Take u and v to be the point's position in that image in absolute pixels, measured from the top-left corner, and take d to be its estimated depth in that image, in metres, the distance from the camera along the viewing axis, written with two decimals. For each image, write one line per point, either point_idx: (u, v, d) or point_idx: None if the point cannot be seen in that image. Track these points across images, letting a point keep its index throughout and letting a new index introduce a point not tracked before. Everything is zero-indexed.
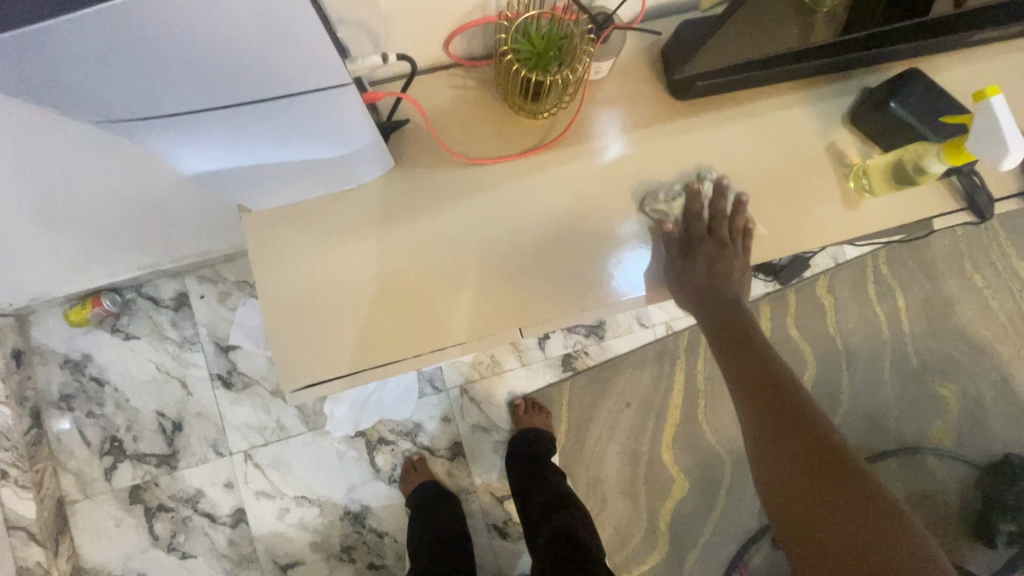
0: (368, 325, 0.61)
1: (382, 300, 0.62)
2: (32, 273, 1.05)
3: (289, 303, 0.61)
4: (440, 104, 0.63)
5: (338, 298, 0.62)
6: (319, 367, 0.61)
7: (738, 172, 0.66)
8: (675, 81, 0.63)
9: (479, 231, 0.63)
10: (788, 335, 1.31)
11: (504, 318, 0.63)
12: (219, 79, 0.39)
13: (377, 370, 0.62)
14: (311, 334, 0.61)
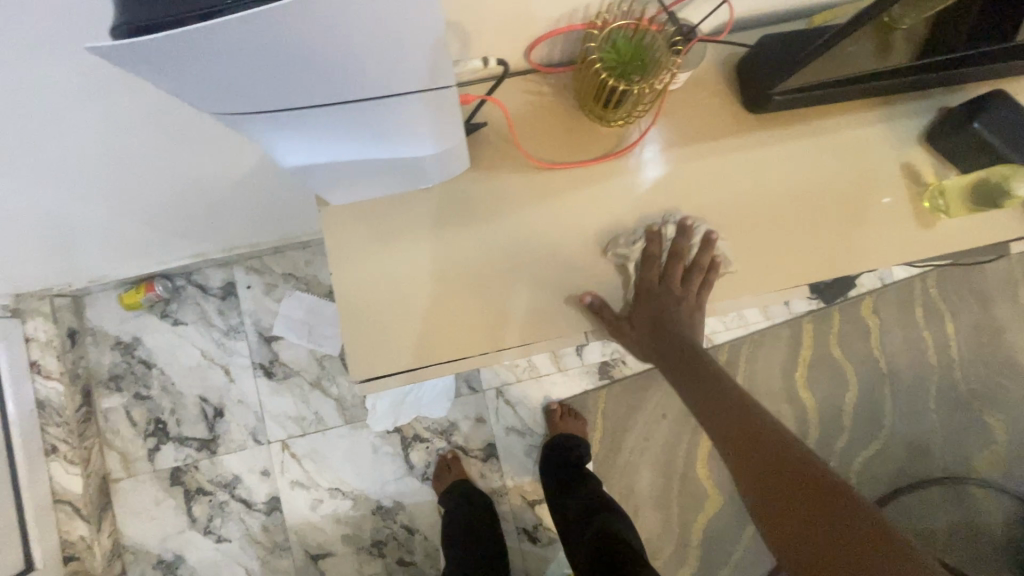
0: (425, 326, 0.63)
1: (447, 299, 0.63)
2: (93, 257, 1.09)
3: (351, 300, 0.62)
4: (515, 109, 0.64)
5: (398, 297, 0.63)
6: (383, 361, 0.62)
7: (805, 190, 0.65)
8: (752, 94, 0.63)
9: (544, 237, 0.64)
10: (831, 355, 1.29)
11: (555, 324, 0.64)
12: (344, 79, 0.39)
13: (431, 369, 0.64)
14: (372, 333, 0.62)
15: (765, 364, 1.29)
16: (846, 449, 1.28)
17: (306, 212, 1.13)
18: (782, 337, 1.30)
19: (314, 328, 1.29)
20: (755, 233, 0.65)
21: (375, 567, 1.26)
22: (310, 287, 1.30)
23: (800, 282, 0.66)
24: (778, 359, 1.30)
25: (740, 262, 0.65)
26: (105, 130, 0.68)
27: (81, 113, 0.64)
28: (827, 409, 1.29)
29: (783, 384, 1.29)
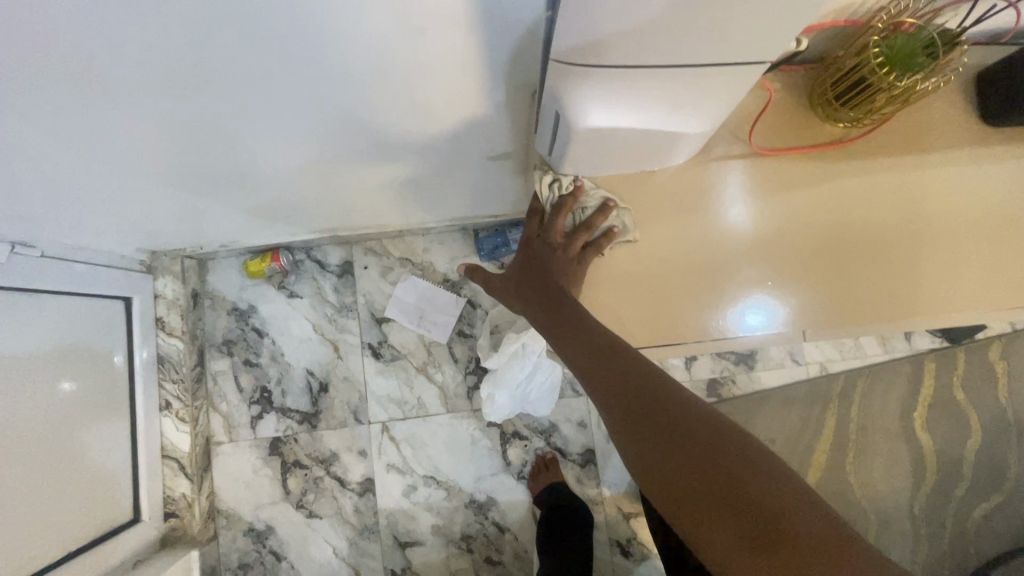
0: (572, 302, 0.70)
1: (646, 291, 0.67)
2: (237, 220, 1.12)
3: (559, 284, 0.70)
4: (746, 104, 0.65)
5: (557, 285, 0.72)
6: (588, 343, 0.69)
7: (996, 215, 0.65)
8: (993, 107, 0.62)
9: (740, 238, 0.66)
10: (954, 397, 1.24)
11: (658, 330, 0.67)
12: (715, 41, 0.40)
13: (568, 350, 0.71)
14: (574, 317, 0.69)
15: (883, 400, 1.25)
16: (963, 497, 1.22)
17: (445, 202, 1.14)
18: (903, 373, 1.25)
19: (426, 314, 1.31)
20: (934, 255, 0.65)
21: (463, 562, 1.24)
22: (425, 273, 1.32)
23: (944, 314, 0.66)
24: (898, 395, 1.25)
25: (921, 282, 0.66)
26: (327, 109, 0.69)
27: (316, 99, 0.66)
28: (946, 453, 1.23)
29: (901, 423, 1.24)
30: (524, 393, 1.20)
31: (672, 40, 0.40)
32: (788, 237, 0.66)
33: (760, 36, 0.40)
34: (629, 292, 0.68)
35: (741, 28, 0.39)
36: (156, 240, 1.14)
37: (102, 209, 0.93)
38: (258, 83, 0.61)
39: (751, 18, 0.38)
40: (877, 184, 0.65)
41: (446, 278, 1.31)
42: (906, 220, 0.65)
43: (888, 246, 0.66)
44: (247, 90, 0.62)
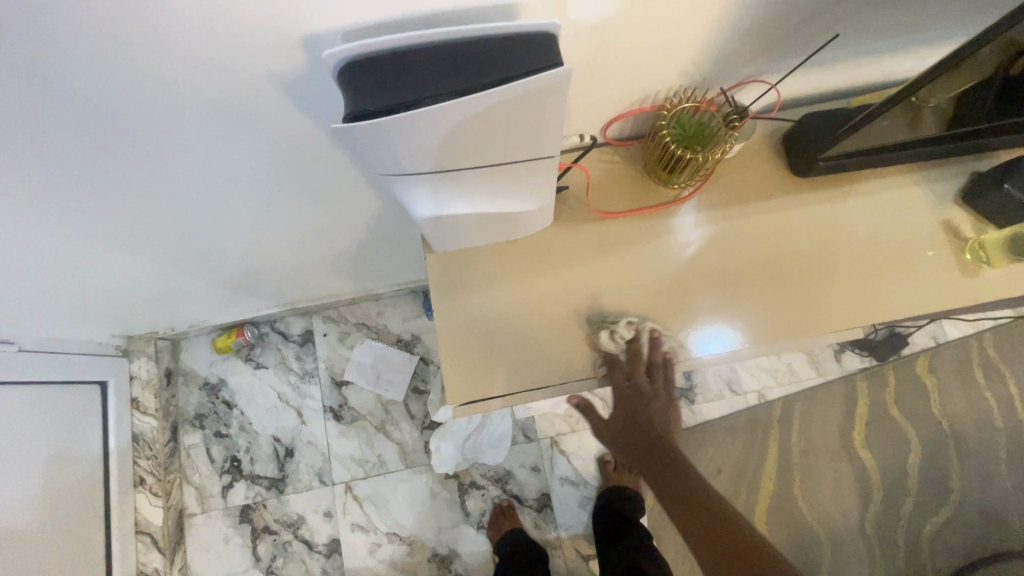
0: (494, 347, 0.71)
1: (560, 327, 0.72)
2: (198, 303, 1.23)
3: (479, 320, 0.72)
4: (593, 175, 0.76)
5: (475, 340, 0.72)
6: (505, 378, 0.71)
7: (870, 242, 0.73)
8: (798, 162, 0.73)
9: (649, 274, 0.73)
10: (890, 414, 1.29)
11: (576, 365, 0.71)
12: (493, 149, 0.50)
13: (506, 398, 0.71)
14: (494, 353, 0.71)
15: (821, 422, 1.29)
16: (913, 513, 1.25)
17: (386, 270, 1.26)
18: (838, 394, 1.31)
19: (382, 374, 1.40)
20: (828, 277, 0.72)
21: None
22: (379, 336, 1.41)
23: (863, 322, 0.71)
24: (835, 416, 1.30)
25: (818, 302, 0.71)
26: (248, 207, 0.81)
27: (232, 200, 0.77)
28: (890, 470, 1.27)
29: (842, 444, 1.28)
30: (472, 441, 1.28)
31: (458, 156, 0.50)
32: (694, 266, 0.73)
33: (528, 138, 0.50)
34: (555, 327, 0.72)
35: (507, 139, 0.49)
36: (126, 327, 1.25)
37: (66, 306, 1.03)
38: (177, 195, 0.72)
39: (509, 132, 0.48)
40: (724, 228, 0.74)
41: (399, 339, 1.41)
42: (793, 246, 0.73)
43: (781, 269, 0.73)
44: (169, 201, 0.74)
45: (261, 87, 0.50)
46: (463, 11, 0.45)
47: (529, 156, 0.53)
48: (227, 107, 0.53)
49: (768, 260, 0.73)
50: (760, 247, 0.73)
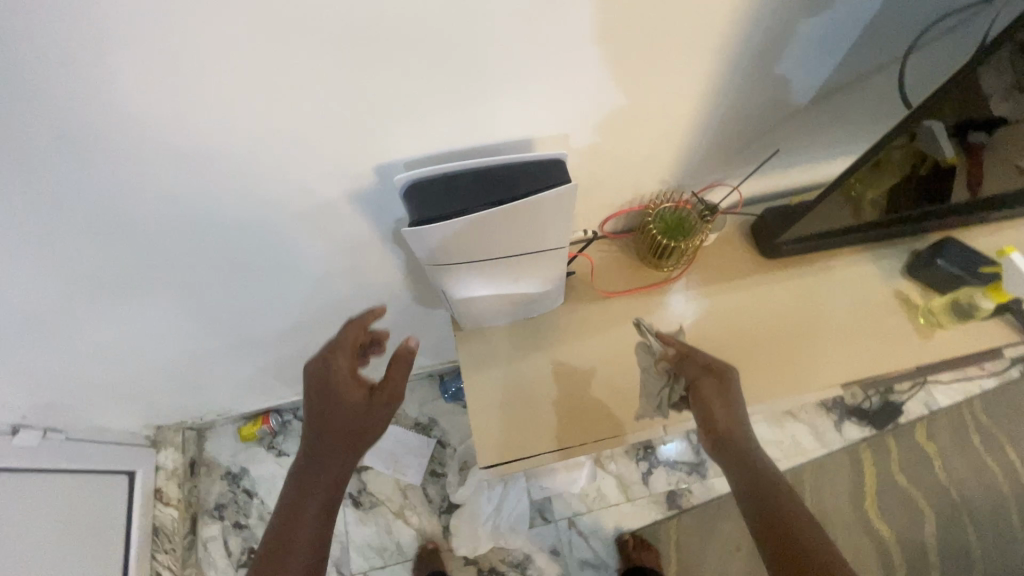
0: (524, 413, 0.81)
1: (580, 392, 0.82)
2: (230, 390, 1.31)
3: (508, 389, 0.82)
4: (594, 262, 0.90)
5: (507, 408, 0.81)
6: (535, 441, 0.79)
7: (841, 308, 0.85)
8: (765, 245, 0.87)
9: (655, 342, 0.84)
10: (898, 482, 1.32)
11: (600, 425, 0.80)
12: (519, 243, 0.64)
13: (543, 458, 0.80)
14: (525, 418, 0.81)
15: (832, 493, 1.32)
16: None
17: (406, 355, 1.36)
18: (844, 464, 1.34)
19: (400, 458, 1.42)
20: (812, 340, 0.83)
21: None
22: (398, 420, 1.47)
23: (846, 379, 0.82)
24: (845, 486, 1.32)
25: (807, 362, 0.82)
26: (297, 295, 0.93)
27: (287, 290, 0.90)
28: (909, 541, 1.27)
29: (855, 515, 1.30)
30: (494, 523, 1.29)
31: (492, 249, 0.64)
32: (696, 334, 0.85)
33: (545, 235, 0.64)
34: (577, 391, 0.82)
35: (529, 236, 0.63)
36: (159, 416, 1.32)
37: (114, 389, 1.12)
38: (242, 287, 0.85)
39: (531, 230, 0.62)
40: (711, 303, 0.86)
41: (417, 422, 1.47)
42: (776, 316, 0.85)
43: (767, 336, 0.84)
44: (233, 292, 0.86)
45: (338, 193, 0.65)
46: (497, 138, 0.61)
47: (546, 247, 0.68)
48: (306, 207, 0.66)
49: (756, 329, 0.84)
50: (746, 317, 0.85)
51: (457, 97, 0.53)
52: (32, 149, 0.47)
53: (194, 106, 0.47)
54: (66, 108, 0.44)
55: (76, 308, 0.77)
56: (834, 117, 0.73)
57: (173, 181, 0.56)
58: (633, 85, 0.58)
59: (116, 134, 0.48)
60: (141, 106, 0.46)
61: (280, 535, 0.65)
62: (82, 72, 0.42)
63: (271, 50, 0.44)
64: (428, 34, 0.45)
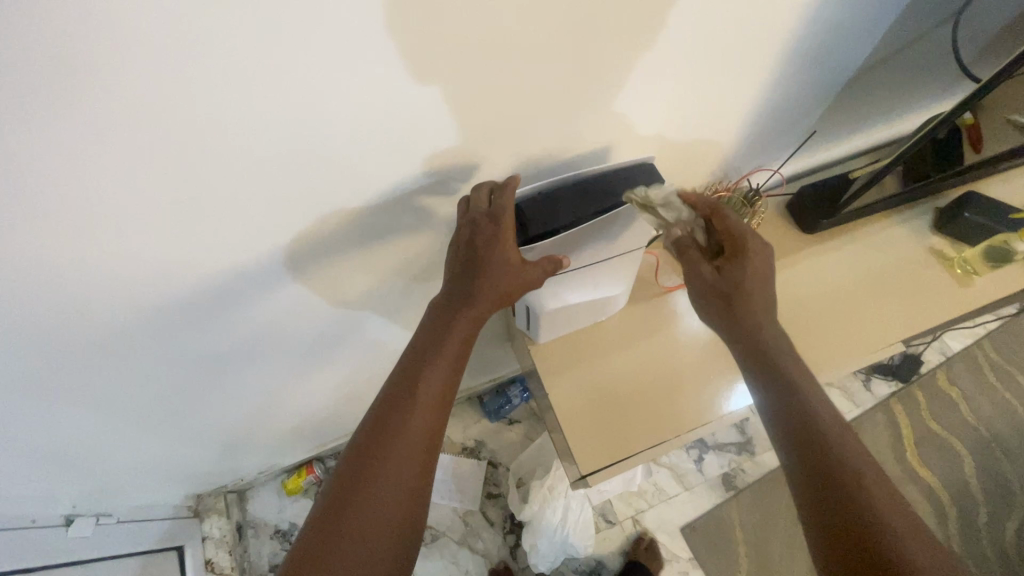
0: (616, 413, 0.81)
1: (664, 385, 0.84)
2: (276, 444, 1.27)
3: (595, 392, 0.83)
4: (649, 260, 0.93)
5: (599, 412, 0.81)
6: (633, 439, 0.80)
7: (888, 269, 0.90)
8: (807, 222, 0.91)
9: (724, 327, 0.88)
10: (932, 429, 1.39)
11: (691, 412, 0.83)
12: (608, 240, 0.67)
13: (644, 454, 0.80)
14: (618, 419, 0.81)
15: (875, 449, 1.38)
16: (990, 521, 1.30)
17: None
18: (881, 420, 1.41)
19: (454, 487, 1.40)
20: (871, 302, 0.88)
21: None
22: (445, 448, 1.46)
23: (910, 333, 0.86)
24: (886, 441, 1.39)
25: (871, 323, 0.86)
26: (360, 333, 0.92)
27: (351, 329, 0.89)
28: (953, 482, 1.34)
29: (900, 466, 1.36)
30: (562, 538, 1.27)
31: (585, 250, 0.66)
32: None
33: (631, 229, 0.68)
34: (663, 385, 0.84)
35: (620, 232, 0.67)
36: (203, 482, 1.27)
37: (163, 459, 1.07)
38: (311, 331, 0.83)
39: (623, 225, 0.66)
40: (769, 281, 0.90)
41: (464, 447, 1.45)
42: (832, 285, 0.89)
43: (829, 304, 0.88)
44: (299, 338, 0.84)
45: (428, 217, 0.66)
46: (580, 143, 0.64)
47: (628, 243, 0.70)
48: (394, 237, 0.67)
49: (818, 299, 0.88)
50: (806, 290, 0.89)
51: (552, 110, 0.56)
52: (162, 206, 0.48)
53: (322, 150, 0.49)
54: (206, 164, 0.45)
55: (150, 373, 0.74)
56: (864, 93, 0.80)
57: (280, 226, 0.56)
58: (703, 77, 0.62)
59: (242, 184, 0.49)
60: (274, 155, 0.47)
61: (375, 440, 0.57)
62: (230, 128, 0.43)
63: (405, 88, 0.46)
64: (544, 52, 0.49)
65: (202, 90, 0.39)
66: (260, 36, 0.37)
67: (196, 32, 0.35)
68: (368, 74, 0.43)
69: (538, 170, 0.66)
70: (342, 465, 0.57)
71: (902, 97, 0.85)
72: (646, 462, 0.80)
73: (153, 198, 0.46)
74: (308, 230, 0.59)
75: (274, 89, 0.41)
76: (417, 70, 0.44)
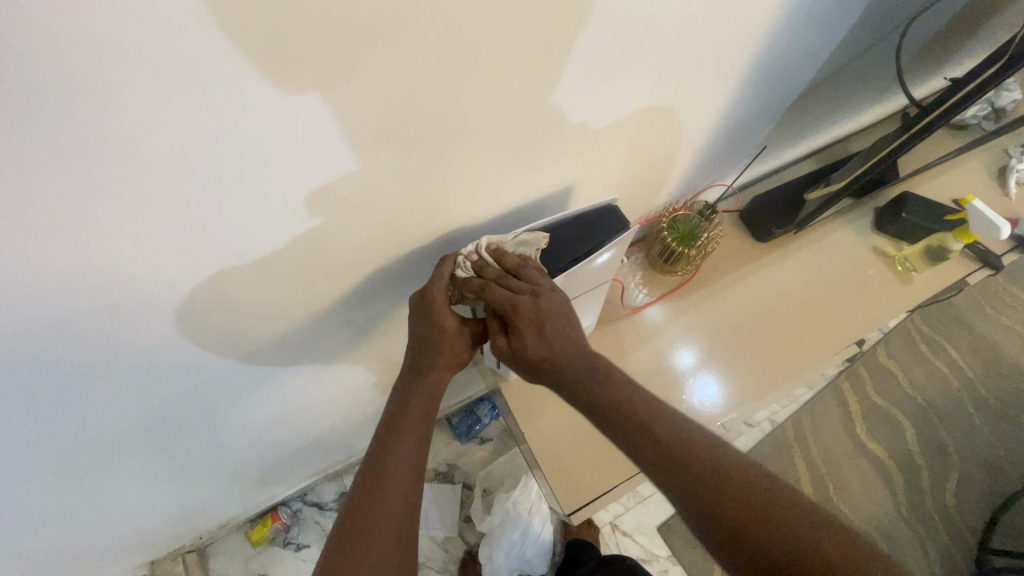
0: (594, 444, 0.80)
1: None
2: (236, 500, 1.18)
3: (569, 425, 0.81)
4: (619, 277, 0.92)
5: (576, 445, 0.80)
6: (612, 469, 0.79)
7: (835, 273, 0.93)
8: (758, 232, 0.93)
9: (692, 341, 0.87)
10: (877, 403, 1.49)
11: None
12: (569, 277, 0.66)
13: (625, 482, 0.80)
14: (593, 452, 0.80)
15: (829, 427, 1.46)
16: (932, 483, 1.41)
17: None
18: (831, 400, 1.49)
19: (431, 515, 1.36)
20: (822, 306, 0.91)
21: None
22: None
23: (860, 332, 0.89)
24: (837, 419, 1.47)
25: (826, 326, 0.89)
26: (322, 383, 0.86)
27: (312, 383, 0.83)
28: (898, 451, 1.44)
29: (852, 441, 1.44)
30: (521, 555, 1.26)
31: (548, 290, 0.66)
32: (725, 328, 0.88)
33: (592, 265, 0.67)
34: None
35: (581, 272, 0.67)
36: (155, 550, 1.16)
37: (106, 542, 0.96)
38: (266, 393, 0.76)
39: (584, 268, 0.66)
40: (729, 293, 0.91)
41: (436, 473, 1.41)
42: (788, 292, 0.91)
43: (788, 310, 0.90)
44: (253, 402, 0.77)
45: (389, 272, 0.61)
46: (541, 181, 0.61)
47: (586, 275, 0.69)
48: (350, 293, 0.62)
49: (777, 306, 0.90)
50: (766, 298, 0.91)
51: (518, 152, 0.53)
52: (84, 316, 0.41)
53: (231, 240, 0.42)
54: (126, 264, 0.38)
55: (84, 466, 0.65)
56: (809, 106, 0.81)
57: (205, 313, 0.49)
58: (666, 104, 0.61)
59: (165, 285, 0.43)
60: (191, 253, 0.41)
61: (370, 472, 0.55)
62: (108, 237, 0.35)
63: (393, 143, 0.42)
64: (504, 108, 0.46)
65: (131, 188, 0.33)
66: (136, 145, 0.31)
67: (50, 151, 0.28)
68: (337, 143, 0.39)
69: (501, 212, 0.63)
70: (337, 527, 0.52)
71: (842, 106, 0.88)
72: (628, 491, 0.80)
73: (35, 314, 0.38)
74: (249, 306, 0.52)
75: (223, 177, 0.36)
76: (355, 150, 0.40)
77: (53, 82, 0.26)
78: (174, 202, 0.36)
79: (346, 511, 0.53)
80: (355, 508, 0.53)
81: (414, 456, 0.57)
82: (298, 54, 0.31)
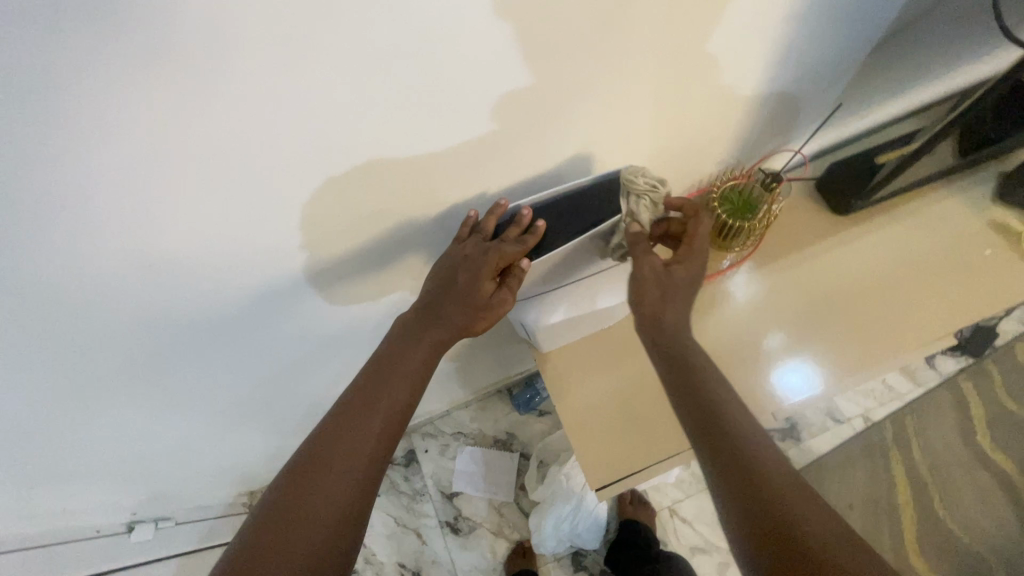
0: (629, 423, 0.78)
1: None
2: None
3: (603, 401, 0.79)
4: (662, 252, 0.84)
5: (610, 422, 0.78)
6: (646, 451, 0.76)
7: (939, 250, 0.79)
8: (836, 202, 0.81)
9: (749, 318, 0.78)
10: (1006, 408, 1.26)
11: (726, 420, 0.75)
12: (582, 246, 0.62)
13: (660, 466, 0.76)
14: (627, 433, 0.77)
15: (939, 431, 1.26)
16: None
17: (472, 378, 1.33)
18: (945, 400, 1.28)
19: (488, 478, 1.42)
20: (918, 289, 0.77)
21: None
22: (477, 441, 1.46)
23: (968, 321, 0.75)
24: (952, 422, 1.26)
25: (922, 311, 0.76)
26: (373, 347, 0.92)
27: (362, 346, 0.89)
28: None
29: (969, 449, 1.24)
30: (573, 528, 1.28)
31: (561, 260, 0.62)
32: (795, 308, 0.78)
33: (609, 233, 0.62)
34: None
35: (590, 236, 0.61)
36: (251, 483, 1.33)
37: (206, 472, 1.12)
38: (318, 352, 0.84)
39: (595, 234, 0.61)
40: (803, 268, 0.80)
41: (496, 440, 1.46)
42: (876, 269, 0.79)
43: (877, 289, 0.78)
44: (307, 359, 0.85)
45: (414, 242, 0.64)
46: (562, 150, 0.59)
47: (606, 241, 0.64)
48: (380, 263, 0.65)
49: (862, 284, 0.78)
50: (849, 274, 0.79)
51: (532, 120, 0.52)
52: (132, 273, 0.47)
53: (247, 203, 0.46)
54: (154, 226, 0.43)
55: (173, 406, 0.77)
56: (902, 52, 0.70)
57: (232, 274, 0.54)
58: (704, 63, 0.56)
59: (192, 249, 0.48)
60: (211, 215, 0.45)
61: (361, 394, 0.54)
62: (135, 192, 0.40)
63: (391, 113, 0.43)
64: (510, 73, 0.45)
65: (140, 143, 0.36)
66: (135, 97, 0.33)
67: (36, 112, 0.32)
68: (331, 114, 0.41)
69: (522, 182, 0.61)
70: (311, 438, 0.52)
71: (954, 53, 0.74)
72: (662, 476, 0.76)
73: (73, 267, 0.43)
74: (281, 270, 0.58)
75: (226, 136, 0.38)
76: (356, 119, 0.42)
77: (52, 29, 0.28)
78: (169, 165, 0.39)
79: (327, 422, 0.53)
80: (335, 426, 0.52)
81: (398, 403, 0.55)
82: (262, 29, 0.33)
